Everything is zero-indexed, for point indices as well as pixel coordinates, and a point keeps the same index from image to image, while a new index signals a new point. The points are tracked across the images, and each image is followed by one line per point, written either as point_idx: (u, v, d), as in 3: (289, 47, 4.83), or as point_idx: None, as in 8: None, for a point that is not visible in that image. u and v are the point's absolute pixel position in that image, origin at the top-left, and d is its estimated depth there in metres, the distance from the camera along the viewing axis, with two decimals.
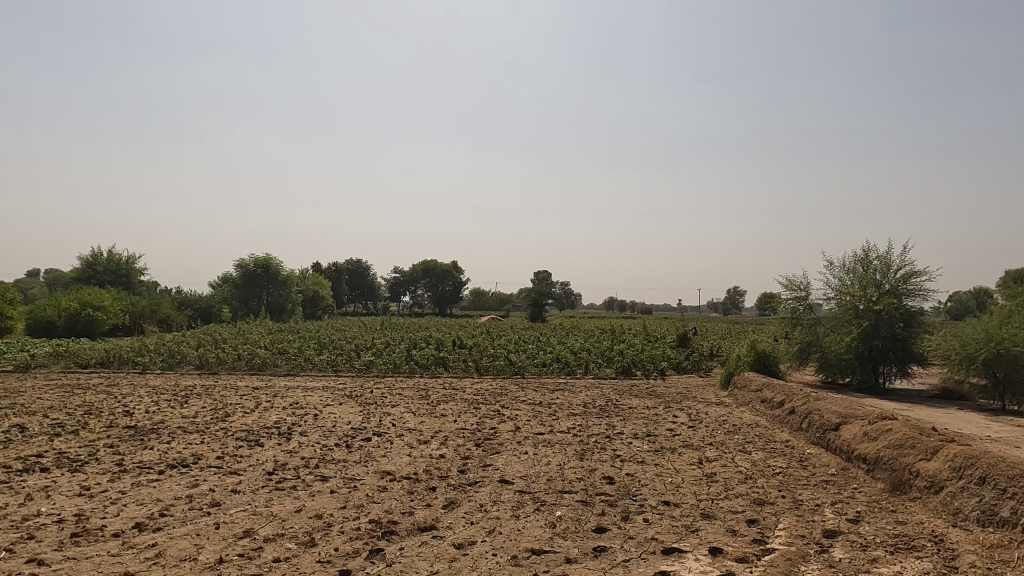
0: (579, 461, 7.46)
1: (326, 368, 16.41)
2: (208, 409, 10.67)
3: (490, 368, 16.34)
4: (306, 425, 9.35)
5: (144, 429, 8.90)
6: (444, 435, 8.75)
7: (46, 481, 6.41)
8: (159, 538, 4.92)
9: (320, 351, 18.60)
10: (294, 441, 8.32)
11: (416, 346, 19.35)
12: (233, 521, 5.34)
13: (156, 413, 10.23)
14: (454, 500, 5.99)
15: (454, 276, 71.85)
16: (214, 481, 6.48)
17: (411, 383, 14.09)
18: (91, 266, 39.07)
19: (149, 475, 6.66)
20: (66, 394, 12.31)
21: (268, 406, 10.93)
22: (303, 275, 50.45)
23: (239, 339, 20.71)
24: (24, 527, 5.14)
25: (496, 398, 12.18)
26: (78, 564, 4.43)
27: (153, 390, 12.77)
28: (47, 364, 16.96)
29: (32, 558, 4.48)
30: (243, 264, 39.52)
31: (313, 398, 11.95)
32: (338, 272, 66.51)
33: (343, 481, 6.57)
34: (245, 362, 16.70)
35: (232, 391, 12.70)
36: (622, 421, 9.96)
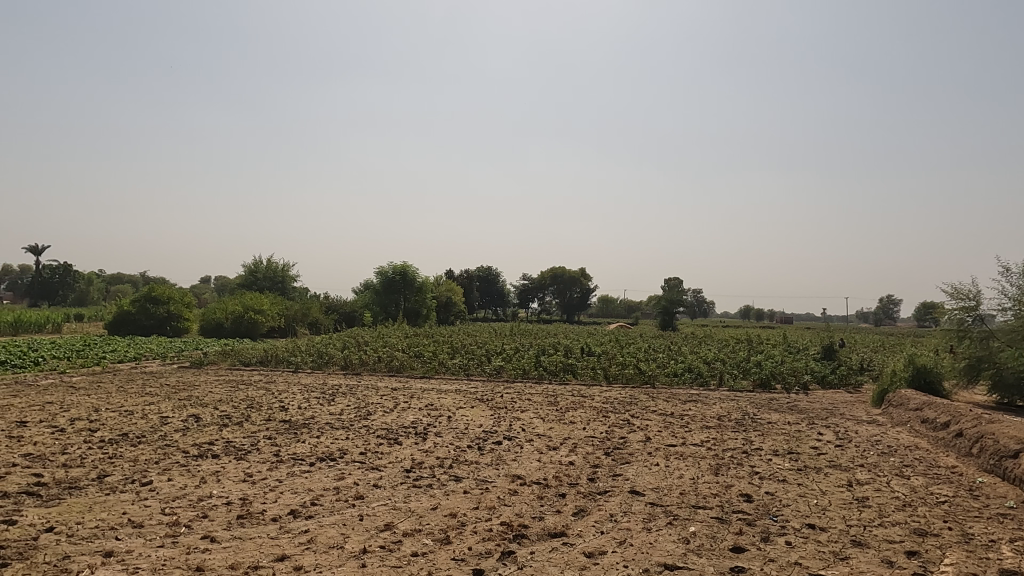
0: (714, 476, 7.16)
1: (459, 372, 16.98)
2: (352, 407, 11.41)
3: (619, 376, 16.10)
4: (440, 426, 9.73)
5: (298, 424, 9.69)
6: (573, 442, 8.76)
7: (217, 466, 7.16)
8: (311, 526, 5.32)
9: (453, 355, 19.24)
10: (430, 441, 8.68)
11: (544, 352, 19.48)
12: (375, 514, 5.67)
13: (308, 409, 11.10)
14: (583, 507, 5.98)
15: (582, 282, 71.96)
16: (357, 475, 6.92)
17: (540, 389, 14.23)
18: (253, 273, 43.13)
19: (302, 466, 7.23)
20: (233, 388, 13.68)
21: (406, 407, 11.49)
22: (437, 282, 52.65)
23: (379, 341, 22.03)
24: (199, 506, 5.77)
25: (626, 407, 12.00)
26: (243, 543, 4.90)
27: (305, 388, 13.86)
28: (216, 361, 18.90)
29: (206, 535, 5.02)
30: (383, 271, 41.80)
31: (447, 400, 12.41)
32: (469, 279, 68.83)
33: (476, 482, 6.76)
34: (385, 364, 17.68)
35: (374, 391, 13.49)
36: (761, 436, 9.45)
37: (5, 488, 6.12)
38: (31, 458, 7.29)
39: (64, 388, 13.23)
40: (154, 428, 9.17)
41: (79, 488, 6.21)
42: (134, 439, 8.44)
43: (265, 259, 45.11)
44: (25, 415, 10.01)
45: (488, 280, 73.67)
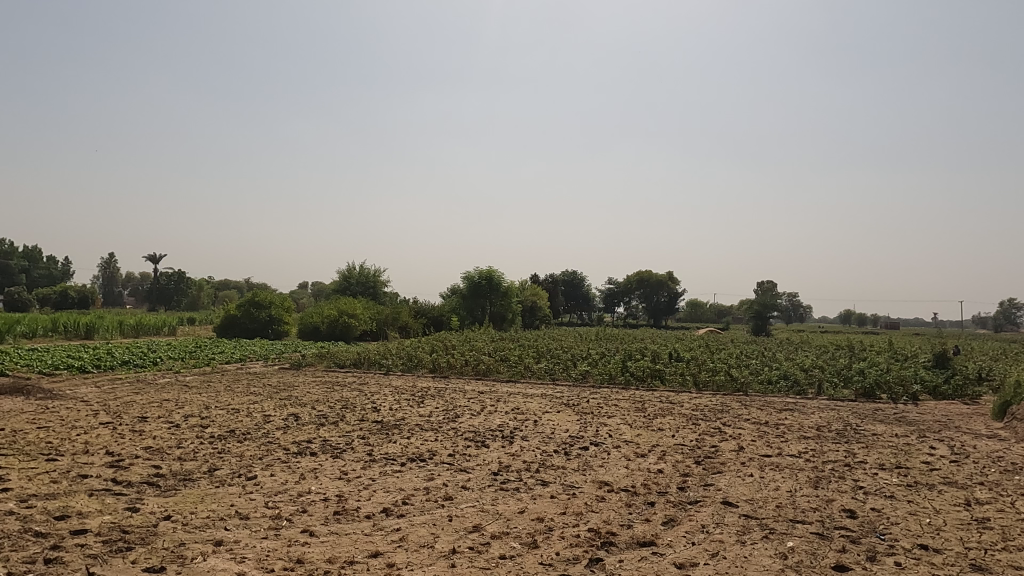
0: (813, 489, 6.81)
1: (544, 376, 17.00)
2: (441, 409, 11.67)
3: (710, 383, 15.60)
4: (527, 430, 9.77)
5: (389, 425, 10.01)
6: (662, 450, 8.57)
7: (315, 463, 7.50)
8: (403, 524, 5.46)
9: (538, 360, 19.28)
10: (517, 445, 8.73)
11: (631, 357, 19.18)
12: (464, 515, 5.76)
13: (398, 410, 11.43)
14: (674, 517, 5.84)
15: (669, 286, 70.47)
16: (446, 476, 7.06)
17: (626, 395, 14.01)
18: (346, 279, 45.01)
19: (393, 466, 7.45)
20: (329, 389, 14.31)
21: (492, 410, 11.62)
22: (523, 287, 53.06)
23: (466, 345, 22.40)
24: (299, 501, 6.06)
25: (717, 415, 11.62)
26: (340, 538, 5.10)
27: (396, 390, 14.29)
28: (313, 362, 19.83)
29: (305, 529, 5.26)
30: (470, 276, 42.50)
31: (532, 404, 12.45)
32: (554, 283, 68.89)
33: (563, 487, 6.74)
34: (472, 368, 17.95)
35: (461, 394, 13.72)
36: (865, 449, 8.90)
37: (129, 478, 6.66)
38: (151, 451, 7.91)
39: (179, 386, 14.27)
40: (258, 426, 9.74)
41: (192, 480, 6.67)
42: (240, 435, 8.98)
43: (358, 265, 46.93)
44: (146, 410, 10.88)
45: (573, 284, 73.45)
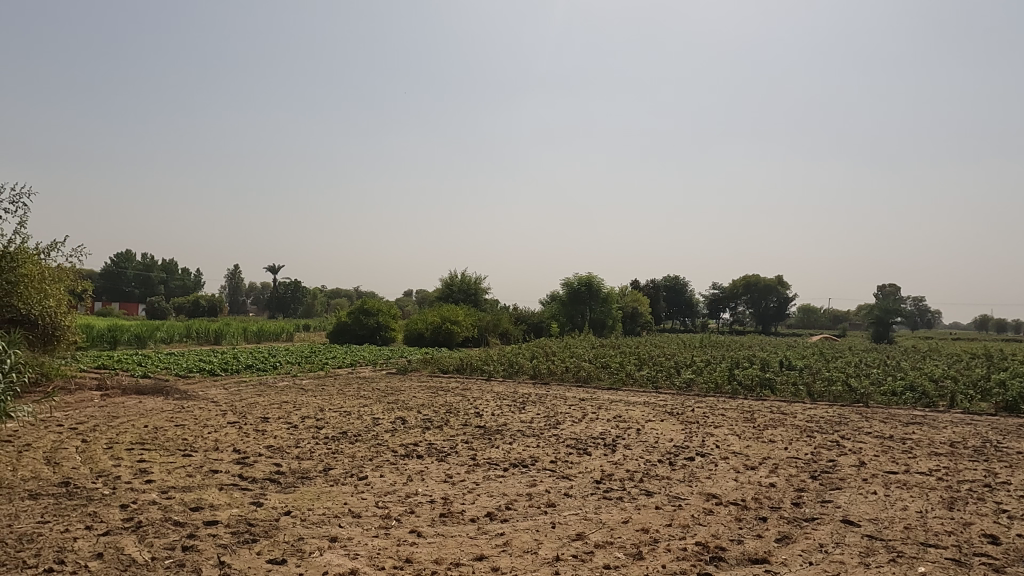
0: (947, 510, 6.25)
1: (647, 384, 16.65)
2: (542, 416, 11.71)
3: (825, 394, 14.70)
4: (629, 439, 9.61)
5: (492, 430, 10.16)
6: (774, 463, 8.16)
7: (421, 466, 7.73)
8: (507, 529, 5.52)
9: (640, 367, 18.91)
10: (619, 453, 8.60)
11: (738, 365, 18.43)
12: (567, 523, 5.74)
13: (501, 416, 11.58)
14: (788, 534, 5.54)
15: (779, 291, 67.29)
16: (548, 483, 7.06)
17: (734, 405, 13.47)
18: (449, 287, 46.25)
19: (496, 471, 7.55)
20: (433, 394, 14.72)
21: (594, 417, 11.52)
22: (623, 293, 52.43)
23: (566, 352, 22.37)
24: (407, 502, 6.26)
25: (834, 427, 10.93)
26: (445, 540, 5.22)
27: (497, 396, 14.49)
28: (419, 367, 20.48)
29: (413, 529, 5.43)
30: (569, 283, 42.48)
31: (635, 412, 12.24)
32: (655, 289, 67.49)
33: (668, 498, 6.56)
34: (572, 375, 17.89)
35: (562, 401, 13.70)
36: (1008, 469, 8.06)
37: (254, 474, 7.15)
38: (272, 450, 8.44)
39: (297, 389, 15.16)
40: (368, 428, 10.17)
41: (309, 478, 7.06)
42: (352, 437, 9.42)
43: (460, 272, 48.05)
44: (267, 411, 11.64)
45: (676, 289, 71.62)
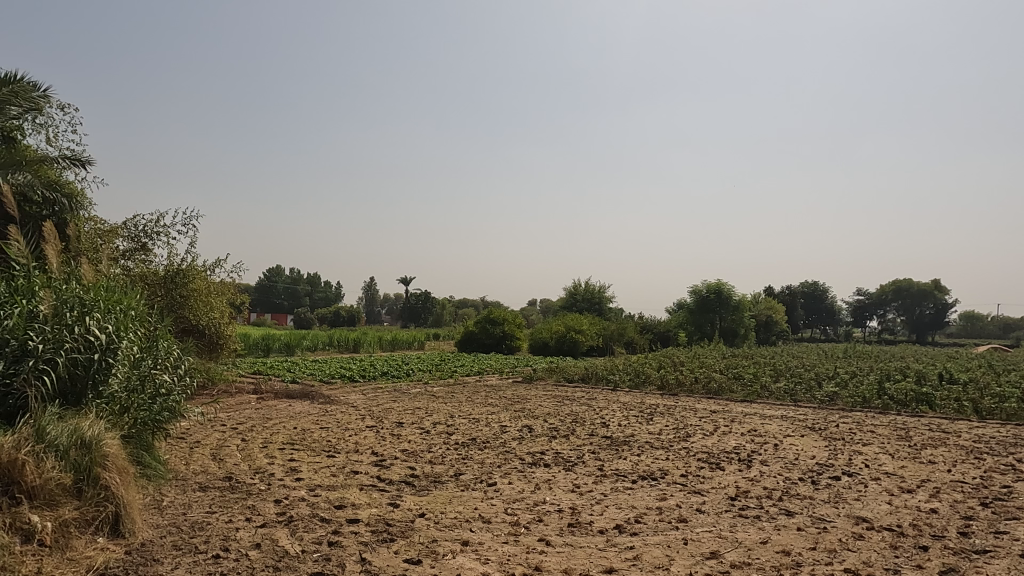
0: None
1: (784, 397, 15.69)
2: (671, 427, 11.37)
3: (997, 411, 13.10)
4: (766, 454, 9.10)
5: (619, 441, 10.01)
6: (935, 487, 7.39)
7: (549, 475, 7.76)
8: (636, 543, 5.41)
9: (777, 379, 17.86)
10: (755, 469, 8.17)
11: (889, 378, 16.90)
12: (700, 540, 5.52)
13: (628, 427, 11.39)
14: (954, 566, 4.99)
15: (936, 296, 61.15)
16: (679, 497, 6.84)
17: (885, 421, 12.36)
18: (573, 296, 46.36)
19: (624, 483, 7.42)
20: (559, 403, 14.76)
21: (726, 431, 11.02)
22: (756, 300, 49.99)
23: (696, 362, 21.59)
24: (536, 510, 6.31)
25: (1008, 449, 9.70)
26: (574, 550, 5.20)
27: (624, 406, 14.25)
28: (544, 376, 20.62)
29: (542, 538, 5.46)
30: (697, 290, 41.14)
31: (772, 427, 11.57)
32: (792, 296, 63.66)
33: (811, 520, 6.13)
34: (702, 386, 17.22)
35: (692, 413, 13.23)
36: None
37: (391, 476, 7.52)
38: (407, 453, 8.84)
39: (428, 396, 15.79)
40: (496, 436, 10.38)
41: (441, 483, 7.31)
42: (481, 444, 9.66)
43: (584, 282, 47.95)
44: (402, 417, 12.21)
45: (815, 296, 67.18)
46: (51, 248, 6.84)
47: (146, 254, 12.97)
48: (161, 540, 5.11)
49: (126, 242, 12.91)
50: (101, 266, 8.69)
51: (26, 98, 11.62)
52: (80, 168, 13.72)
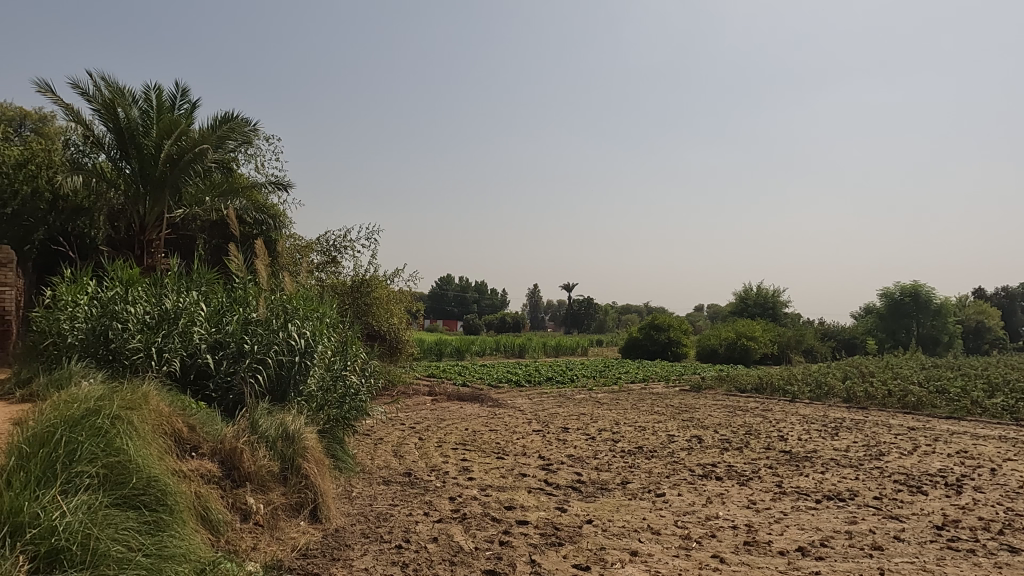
0: None
1: (1003, 415, 13.62)
2: (860, 444, 10.34)
3: None
4: (981, 480, 7.96)
5: (799, 456, 9.29)
6: None
7: (721, 489, 7.40)
8: (822, 568, 4.97)
9: (992, 394, 15.56)
10: (967, 497, 7.17)
11: None
12: (899, 571, 4.95)
13: (809, 442, 10.53)
14: None
15: None
16: (873, 522, 6.19)
17: None
18: (744, 300, 44.04)
19: (807, 502, 6.87)
20: (730, 414, 14.03)
21: (929, 451, 9.79)
22: (962, 303, 44.38)
23: (888, 372, 19.49)
24: (708, 524, 6.04)
25: None
26: (751, 570, 4.90)
27: (803, 419, 13.21)
28: (714, 385, 19.72)
29: (715, 554, 5.22)
30: (889, 292, 37.35)
31: (987, 448, 10.08)
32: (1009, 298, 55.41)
33: None
34: (897, 400, 15.49)
35: (885, 430, 11.92)
36: None
37: (558, 481, 7.60)
38: (574, 459, 8.89)
39: (593, 402, 15.76)
40: (664, 445, 10.10)
41: (608, 490, 7.25)
42: (648, 452, 9.45)
43: (755, 286, 45.32)
44: (567, 422, 12.31)
45: None
46: (262, 262, 7.75)
47: (335, 266, 14.33)
48: (352, 528, 5.58)
49: (320, 255, 14.37)
50: (301, 277, 9.73)
51: (241, 132, 13.31)
52: (282, 191, 15.49)
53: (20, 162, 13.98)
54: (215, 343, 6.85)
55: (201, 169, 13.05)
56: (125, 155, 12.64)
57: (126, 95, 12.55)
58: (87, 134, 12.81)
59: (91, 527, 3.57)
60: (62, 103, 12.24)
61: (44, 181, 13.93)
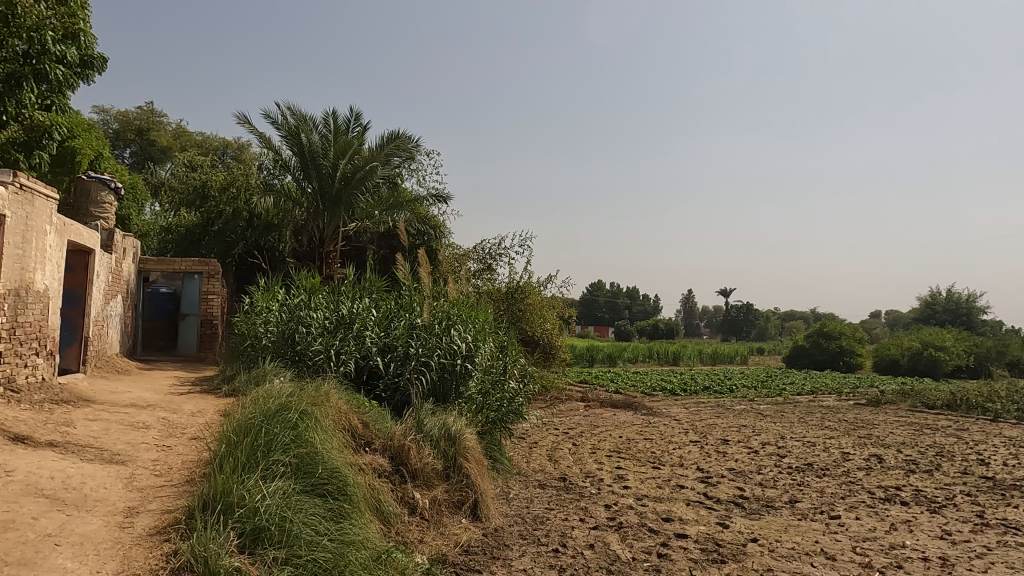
0: None
1: None
2: None
3: None
4: None
5: (1005, 484, 8.13)
6: None
7: (908, 515, 6.66)
8: None
9: None
10: None
11: None
12: None
13: (1018, 468, 9.17)
14: None
15: None
16: None
17: None
18: (931, 306, 39.54)
19: (1017, 538, 5.98)
20: (917, 432, 12.61)
21: None
22: None
23: None
24: (893, 554, 5.47)
25: None
26: None
27: (1010, 442, 11.53)
28: (895, 400, 17.85)
29: None
30: None
31: None
32: None
33: None
34: None
35: None
36: None
37: (718, 495, 7.26)
38: (735, 473, 8.46)
39: (754, 414, 14.90)
40: (838, 463, 9.30)
41: (775, 508, 6.81)
42: (819, 470, 8.74)
43: (945, 291, 40.51)
44: (727, 434, 11.75)
45: None
46: (424, 269, 8.18)
47: (491, 274, 14.82)
48: (510, 528, 5.72)
49: (476, 263, 14.99)
50: (460, 283, 10.15)
51: (405, 149, 14.19)
52: (442, 204, 16.33)
53: (224, 186, 15.99)
54: (384, 346, 7.36)
55: (372, 185, 14.16)
56: (307, 175, 13.97)
57: (308, 121, 13.88)
58: (276, 158, 14.32)
59: (286, 510, 3.97)
60: (257, 133, 13.81)
61: (242, 202, 15.85)
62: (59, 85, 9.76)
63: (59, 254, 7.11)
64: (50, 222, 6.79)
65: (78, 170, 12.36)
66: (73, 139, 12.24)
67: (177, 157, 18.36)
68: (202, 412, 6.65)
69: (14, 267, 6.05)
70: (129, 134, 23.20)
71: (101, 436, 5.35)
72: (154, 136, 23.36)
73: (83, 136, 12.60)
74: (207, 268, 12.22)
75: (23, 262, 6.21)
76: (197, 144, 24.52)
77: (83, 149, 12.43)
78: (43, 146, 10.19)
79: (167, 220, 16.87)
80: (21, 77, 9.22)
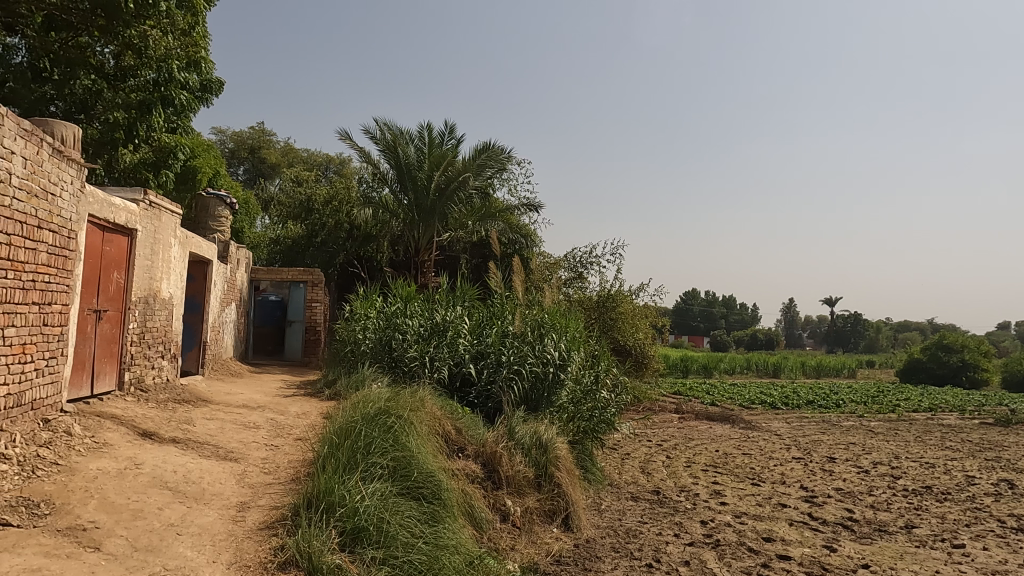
0: None
1: None
2: None
3: None
4: None
5: None
6: None
7: None
8: None
9: None
10: None
11: None
12: None
13: None
14: None
15: None
16: None
17: None
18: None
19: None
20: None
21: None
22: None
23: None
24: None
25: None
26: None
27: None
28: None
29: None
30: None
31: None
32: None
33: None
34: None
35: None
36: None
37: (824, 516, 6.86)
38: (843, 493, 7.96)
39: (864, 431, 13.97)
40: (961, 487, 8.56)
41: (888, 533, 6.35)
42: (939, 494, 8.08)
43: None
44: (834, 451, 11.08)
45: None
46: (516, 276, 8.25)
47: (582, 282, 14.77)
48: (602, 540, 5.63)
49: (567, 272, 14.99)
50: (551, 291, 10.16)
51: (497, 160, 14.37)
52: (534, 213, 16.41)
53: (327, 200, 16.84)
54: (476, 354, 7.50)
55: (465, 196, 14.44)
56: (404, 188, 14.47)
57: (404, 135, 14.34)
58: (375, 171, 14.90)
59: (384, 512, 4.10)
60: (357, 148, 14.45)
61: (343, 214, 16.61)
62: (183, 110, 10.66)
63: (182, 264, 7.71)
64: (175, 236, 7.37)
65: (198, 187, 13.38)
66: (194, 159, 13.29)
67: (285, 173, 19.50)
68: (306, 414, 6.99)
69: (144, 277, 6.62)
70: (243, 153, 24.91)
71: (218, 435, 5.74)
72: (265, 154, 24.96)
73: (202, 156, 13.66)
74: (310, 278, 12.82)
75: (151, 271, 6.78)
76: (303, 160, 25.89)
77: (202, 168, 13.45)
78: (169, 166, 11.22)
79: (276, 232, 17.94)
80: (151, 104, 10.14)
